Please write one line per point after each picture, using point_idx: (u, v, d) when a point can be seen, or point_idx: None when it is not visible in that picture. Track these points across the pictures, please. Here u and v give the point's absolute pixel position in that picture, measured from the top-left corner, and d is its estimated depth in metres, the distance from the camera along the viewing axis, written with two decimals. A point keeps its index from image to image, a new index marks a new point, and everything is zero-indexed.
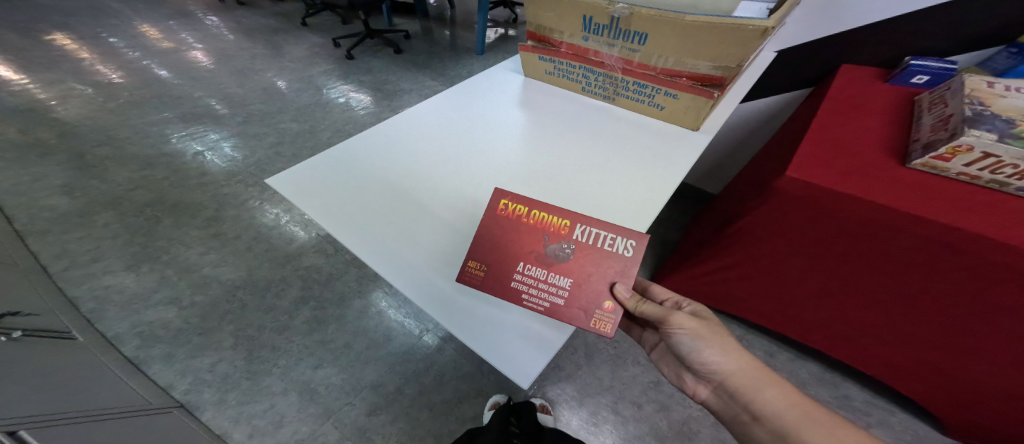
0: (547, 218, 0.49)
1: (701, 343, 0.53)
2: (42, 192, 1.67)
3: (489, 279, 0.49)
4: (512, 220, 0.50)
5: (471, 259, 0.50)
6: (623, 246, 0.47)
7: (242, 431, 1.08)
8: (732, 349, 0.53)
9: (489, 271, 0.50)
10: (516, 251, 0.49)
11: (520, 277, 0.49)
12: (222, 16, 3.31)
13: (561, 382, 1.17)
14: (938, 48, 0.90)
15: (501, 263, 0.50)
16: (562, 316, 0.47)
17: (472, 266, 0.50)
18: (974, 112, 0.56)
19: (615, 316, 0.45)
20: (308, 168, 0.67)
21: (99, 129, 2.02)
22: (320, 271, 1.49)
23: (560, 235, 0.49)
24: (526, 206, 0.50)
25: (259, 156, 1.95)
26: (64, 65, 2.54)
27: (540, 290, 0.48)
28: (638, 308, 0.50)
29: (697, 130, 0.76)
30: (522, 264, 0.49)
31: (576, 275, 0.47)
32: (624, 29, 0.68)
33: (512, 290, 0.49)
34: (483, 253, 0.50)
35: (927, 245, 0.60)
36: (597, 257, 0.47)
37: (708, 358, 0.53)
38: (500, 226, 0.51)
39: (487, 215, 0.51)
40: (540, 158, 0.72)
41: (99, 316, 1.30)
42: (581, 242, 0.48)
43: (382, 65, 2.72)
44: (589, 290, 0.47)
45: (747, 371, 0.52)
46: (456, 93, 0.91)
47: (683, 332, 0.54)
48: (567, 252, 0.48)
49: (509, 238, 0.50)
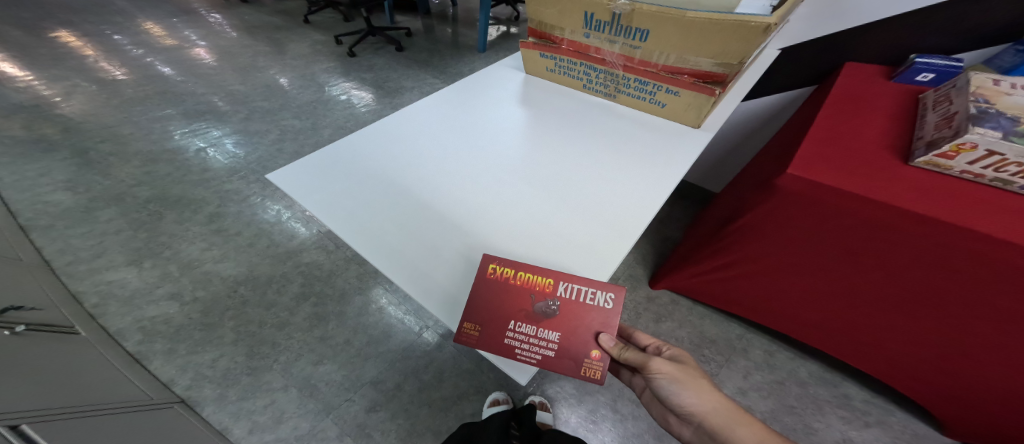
0: (530, 277, 0.48)
1: (679, 387, 0.51)
2: (46, 187, 1.68)
3: (485, 339, 0.47)
4: (499, 284, 0.49)
5: (465, 321, 0.47)
6: (603, 299, 0.46)
7: (242, 426, 1.09)
8: (710, 390, 0.52)
9: (484, 331, 0.47)
10: (507, 310, 0.48)
11: (513, 335, 0.47)
12: (226, 14, 3.33)
13: (560, 380, 1.18)
14: (943, 45, 0.89)
15: (492, 320, 0.48)
16: (556, 369, 0.45)
17: (468, 328, 0.47)
18: (979, 110, 0.55)
19: (603, 364, 0.45)
20: (307, 165, 0.67)
21: (102, 125, 2.03)
22: (320, 268, 1.49)
23: (545, 293, 0.47)
24: (512, 268, 0.49)
25: (260, 153, 1.95)
26: (69, 61, 2.55)
27: (531, 346, 0.46)
28: (620, 355, 0.47)
29: (698, 127, 0.76)
30: (512, 323, 0.47)
31: (564, 330, 0.46)
32: (625, 26, 0.68)
33: (504, 348, 0.47)
34: (476, 313, 0.48)
35: (931, 245, 0.59)
36: (581, 313, 0.46)
37: (686, 400, 0.51)
38: (486, 290, 0.48)
39: (476, 280, 0.49)
40: (540, 156, 0.71)
41: (101, 311, 1.31)
42: (566, 298, 0.47)
43: (384, 63, 2.73)
44: (576, 341, 0.46)
45: (724, 411, 0.50)
46: (455, 91, 0.90)
47: (662, 378, 0.52)
48: (553, 310, 0.46)
49: (496, 300, 0.48)
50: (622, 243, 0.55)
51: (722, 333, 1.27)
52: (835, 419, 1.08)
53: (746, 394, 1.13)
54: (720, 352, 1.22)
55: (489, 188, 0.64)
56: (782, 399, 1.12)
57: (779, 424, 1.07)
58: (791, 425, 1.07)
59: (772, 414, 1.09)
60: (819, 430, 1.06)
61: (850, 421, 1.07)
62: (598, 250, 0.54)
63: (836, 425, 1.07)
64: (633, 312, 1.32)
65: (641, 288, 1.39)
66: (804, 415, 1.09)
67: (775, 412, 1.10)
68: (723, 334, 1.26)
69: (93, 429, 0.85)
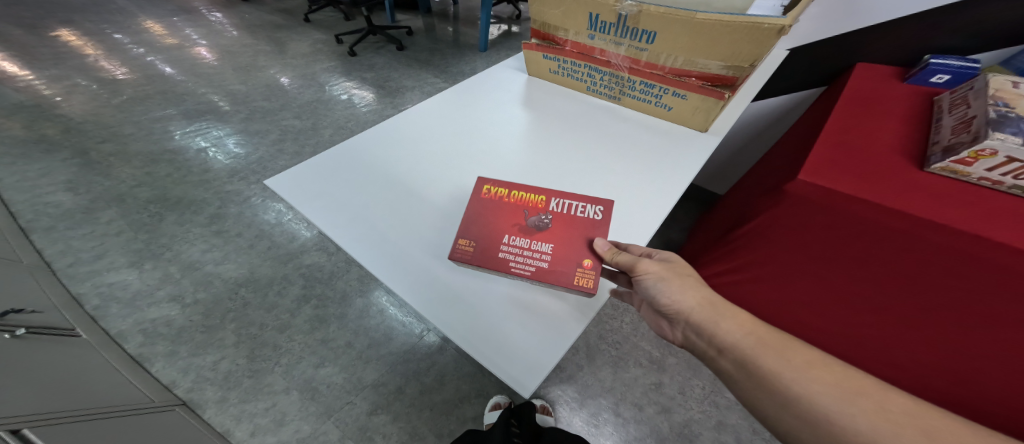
0: (524, 196, 0.54)
1: (665, 287, 0.46)
2: (47, 188, 1.68)
3: (480, 255, 0.49)
4: (494, 201, 0.54)
5: (461, 237, 0.51)
6: (592, 211, 0.51)
7: (243, 429, 1.09)
8: (697, 287, 0.46)
9: (478, 247, 0.50)
10: (503, 225, 0.51)
11: (507, 248, 0.50)
12: (227, 12, 3.31)
13: (563, 383, 1.16)
14: (959, 45, 0.87)
15: (489, 237, 0.51)
16: (549, 275, 0.47)
17: (462, 243, 0.50)
18: (999, 114, 0.54)
19: (594, 271, 0.47)
20: (304, 172, 0.65)
21: (103, 126, 2.02)
22: (321, 270, 1.49)
23: (538, 208, 0.52)
24: (506, 188, 0.55)
25: (261, 153, 1.95)
26: (69, 61, 2.54)
27: (525, 257, 0.49)
28: (615, 260, 0.47)
29: (705, 132, 0.75)
30: (507, 237, 0.50)
31: (557, 239, 0.49)
32: (631, 27, 0.66)
33: (498, 261, 0.49)
34: (473, 233, 0.51)
35: (944, 251, 0.59)
36: (572, 224, 0.51)
37: (673, 300, 0.46)
38: (482, 207, 0.54)
39: (472, 199, 0.55)
40: (543, 161, 0.70)
41: (103, 313, 1.30)
42: (558, 212, 0.52)
43: (385, 62, 2.71)
44: (569, 248, 0.49)
45: (712, 306, 0.45)
46: (457, 92, 0.89)
47: (648, 279, 0.46)
48: (545, 222, 0.51)
49: (493, 219, 0.52)
50: None
51: None
52: None
53: None
54: None
55: None
56: None
57: None
58: None
59: None
60: None
61: None
62: None
63: None
64: (636, 315, 1.31)
65: None
66: None
67: None
68: None
69: (96, 432, 0.85)
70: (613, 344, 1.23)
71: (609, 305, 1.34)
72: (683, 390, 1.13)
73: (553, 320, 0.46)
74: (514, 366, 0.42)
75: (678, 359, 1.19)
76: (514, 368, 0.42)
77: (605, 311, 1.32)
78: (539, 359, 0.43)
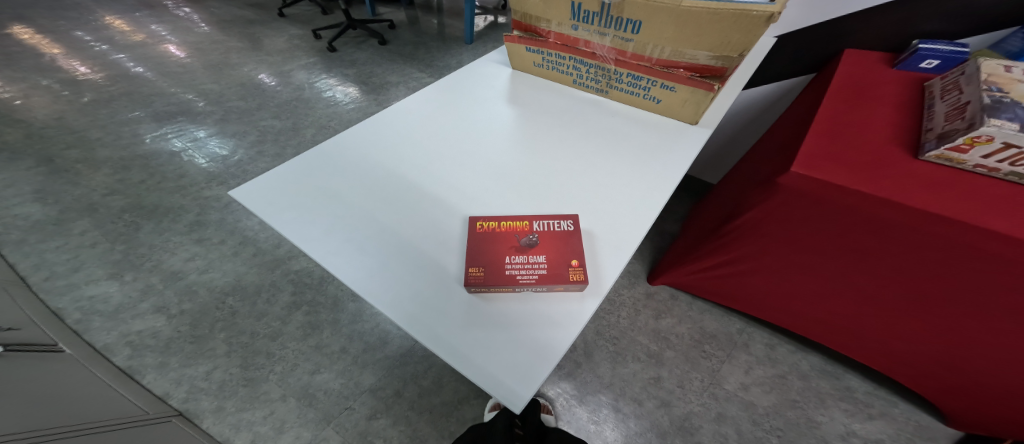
0: (511, 223, 0.54)
1: None
2: (14, 199, 1.60)
3: (491, 277, 0.47)
4: (489, 235, 0.52)
5: (471, 265, 0.48)
6: (564, 225, 0.54)
7: (243, 438, 1.06)
8: None
9: (489, 270, 0.47)
10: (500, 249, 0.50)
11: (511, 265, 0.48)
12: (195, 7, 3.17)
13: (562, 381, 1.15)
14: (951, 31, 0.86)
15: (491, 258, 0.49)
16: (548, 282, 0.46)
17: (474, 270, 0.47)
18: (993, 99, 0.52)
19: (582, 269, 0.47)
20: (274, 182, 0.62)
21: (69, 130, 1.94)
22: (310, 275, 1.46)
23: (525, 231, 0.53)
24: (496, 220, 0.54)
25: (240, 156, 1.88)
26: (27, 61, 2.41)
27: (527, 268, 0.47)
28: None
29: (696, 124, 0.73)
30: (506, 257, 0.49)
31: (548, 252, 0.49)
32: (615, 16, 0.63)
33: (506, 277, 0.46)
34: (480, 258, 0.48)
35: (935, 241, 0.57)
36: (557, 240, 0.51)
37: None
38: (478, 241, 0.51)
39: (468, 235, 0.53)
40: (528, 161, 0.67)
41: (85, 327, 1.26)
42: (543, 232, 0.52)
43: (367, 57, 2.63)
44: (558, 255, 0.49)
45: None
46: (438, 90, 0.85)
47: None
48: (533, 242, 0.51)
49: (490, 247, 0.51)
50: (619, 256, 0.51)
51: (723, 327, 1.26)
52: (838, 411, 1.08)
53: (749, 389, 1.12)
54: (722, 347, 1.21)
55: (476, 198, 0.60)
56: (785, 393, 1.11)
57: (781, 418, 1.07)
58: (795, 419, 1.07)
59: (775, 408, 1.09)
60: (822, 423, 1.06)
61: (853, 413, 1.07)
62: (597, 264, 0.50)
63: (839, 418, 1.07)
64: (632, 309, 1.31)
65: (640, 284, 1.38)
66: (808, 409, 1.08)
67: (778, 406, 1.09)
68: (724, 328, 1.25)
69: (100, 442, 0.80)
70: (610, 340, 1.23)
71: (606, 300, 1.33)
72: (682, 384, 1.14)
73: (547, 319, 0.44)
74: (507, 374, 0.38)
75: (676, 352, 1.20)
76: (507, 375, 0.38)
77: (602, 306, 1.31)
78: (532, 366, 0.39)
